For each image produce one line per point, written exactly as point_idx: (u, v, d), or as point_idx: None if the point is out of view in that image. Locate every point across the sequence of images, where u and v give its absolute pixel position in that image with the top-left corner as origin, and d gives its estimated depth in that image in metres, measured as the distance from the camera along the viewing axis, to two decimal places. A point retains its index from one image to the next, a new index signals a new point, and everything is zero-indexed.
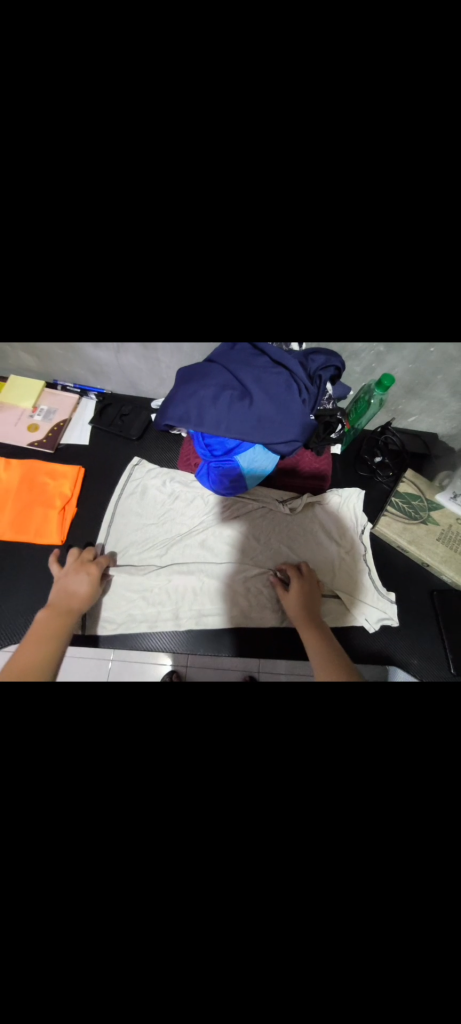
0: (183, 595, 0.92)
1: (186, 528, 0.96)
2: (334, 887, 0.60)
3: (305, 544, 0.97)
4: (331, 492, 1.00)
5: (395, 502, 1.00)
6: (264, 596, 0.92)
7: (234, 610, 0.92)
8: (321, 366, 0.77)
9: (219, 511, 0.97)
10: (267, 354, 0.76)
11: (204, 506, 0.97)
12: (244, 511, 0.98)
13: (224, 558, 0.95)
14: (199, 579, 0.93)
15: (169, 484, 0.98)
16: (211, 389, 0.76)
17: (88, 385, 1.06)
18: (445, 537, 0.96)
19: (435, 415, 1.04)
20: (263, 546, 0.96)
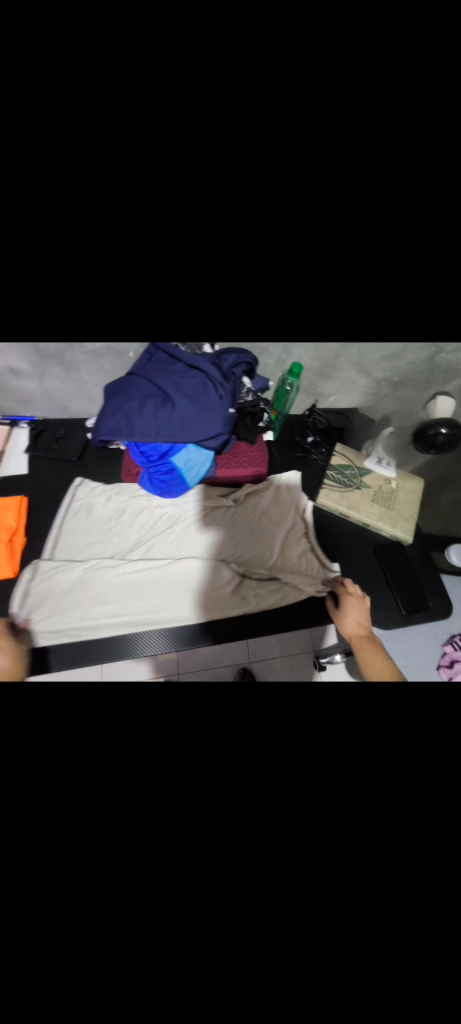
0: (139, 599, 0.93)
1: (133, 539, 0.98)
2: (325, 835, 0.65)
3: (251, 533, 1.03)
4: (268, 482, 1.07)
5: (331, 474, 1.10)
6: (214, 588, 0.96)
7: (189, 603, 0.94)
8: (233, 363, 0.84)
9: (166, 517, 1.01)
10: (182, 359, 0.82)
11: (149, 515, 1.00)
12: (190, 513, 1.02)
13: (176, 559, 0.97)
14: (154, 582, 0.94)
15: (114, 498, 1.00)
16: (136, 400, 0.81)
17: (17, 415, 1.05)
18: (377, 496, 1.08)
19: (349, 392, 1.16)
20: (212, 541, 1.01)
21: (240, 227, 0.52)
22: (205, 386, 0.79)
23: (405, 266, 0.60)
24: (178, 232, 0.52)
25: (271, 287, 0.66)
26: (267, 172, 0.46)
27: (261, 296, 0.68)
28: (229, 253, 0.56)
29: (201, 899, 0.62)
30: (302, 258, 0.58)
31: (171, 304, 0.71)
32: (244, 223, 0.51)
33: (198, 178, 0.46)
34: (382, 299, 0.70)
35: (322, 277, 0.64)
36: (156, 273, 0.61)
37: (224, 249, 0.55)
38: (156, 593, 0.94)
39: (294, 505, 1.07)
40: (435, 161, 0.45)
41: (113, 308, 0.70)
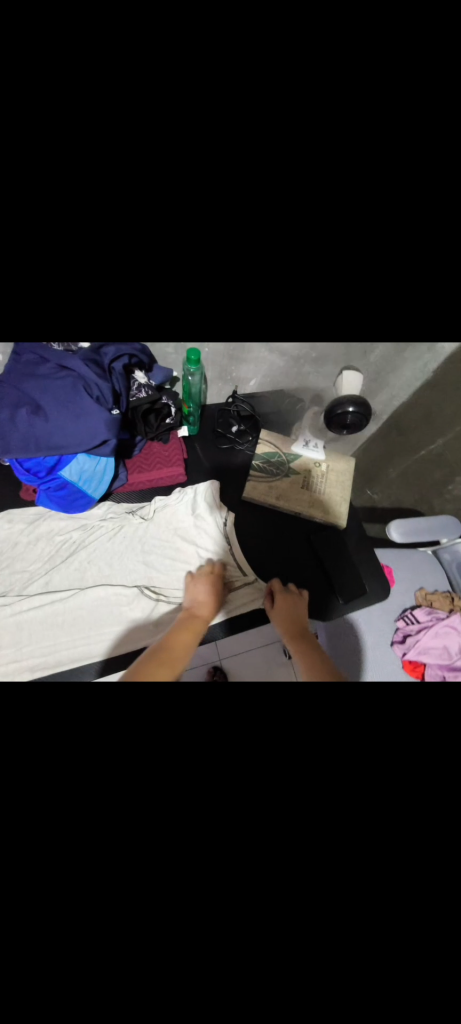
0: (38, 637, 0.84)
1: (34, 569, 0.89)
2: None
3: (165, 548, 0.95)
4: (183, 490, 0.99)
5: (257, 465, 1.04)
6: (123, 617, 0.87)
7: (100, 637, 0.85)
8: (113, 357, 0.76)
9: (70, 540, 0.92)
10: (51, 360, 0.72)
11: (49, 542, 0.91)
12: (95, 535, 0.92)
13: (82, 586, 0.88)
14: (55, 615, 0.85)
15: (10, 525, 0.91)
16: (6, 411, 0.71)
17: None
18: (307, 483, 1.04)
19: (269, 374, 1.09)
20: (118, 565, 0.92)
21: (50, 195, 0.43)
22: (77, 389, 0.69)
23: (287, 263, 0.55)
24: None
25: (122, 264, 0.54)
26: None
27: (111, 271, 0.56)
28: (51, 235, 0.47)
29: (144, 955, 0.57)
30: (151, 242, 0.50)
31: (18, 303, 0.60)
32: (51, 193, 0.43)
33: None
34: (258, 292, 0.65)
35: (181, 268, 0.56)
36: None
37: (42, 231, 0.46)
38: (58, 626, 0.85)
39: (214, 512, 0.98)
40: (247, 120, 0.40)
41: None
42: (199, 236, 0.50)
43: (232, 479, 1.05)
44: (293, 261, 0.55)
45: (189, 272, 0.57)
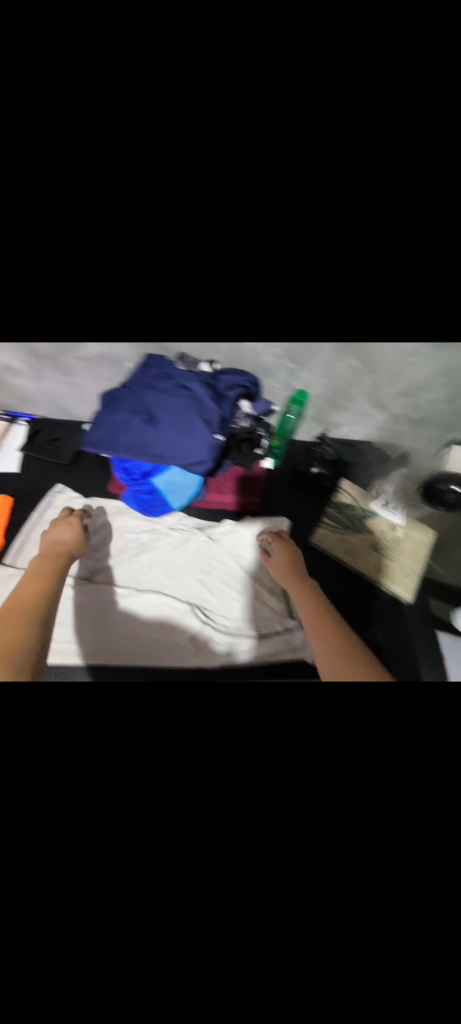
0: (86, 624, 0.87)
1: (99, 559, 0.94)
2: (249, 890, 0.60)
3: (221, 575, 0.93)
4: (255, 519, 0.98)
5: (332, 513, 1.03)
6: (165, 629, 0.87)
7: (139, 643, 0.86)
8: (230, 384, 0.79)
9: (139, 542, 0.95)
10: (175, 377, 0.76)
11: (119, 536, 0.96)
12: (161, 542, 0.95)
13: (137, 588, 0.91)
14: (107, 608, 0.88)
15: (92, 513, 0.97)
16: (124, 414, 0.77)
17: (17, 411, 1.04)
18: (379, 545, 0.98)
19: (364, 425, 1.06)
20: (177, 580, 0.92)
21: (233, 217, 0.46)
22: (193, 412, 0.74)
23: None
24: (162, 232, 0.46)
25: (275, 282, 0.57)
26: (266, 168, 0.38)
27: None
28: (222, 241, 0.50)
29: (104, 971, 0.57)
30: None
31: (164, 305, 0.65)
32: (231, 209, 0.46)
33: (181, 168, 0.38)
34: None
35: (325, 279, 0.56)
36: (147, 270, 0.56)
37: (211, 239, 0.49)
38: (106, 619, 0.88)
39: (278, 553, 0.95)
40: (410, 149, 0.41)
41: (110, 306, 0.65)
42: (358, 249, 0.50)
43: (302, 519, 1.02)
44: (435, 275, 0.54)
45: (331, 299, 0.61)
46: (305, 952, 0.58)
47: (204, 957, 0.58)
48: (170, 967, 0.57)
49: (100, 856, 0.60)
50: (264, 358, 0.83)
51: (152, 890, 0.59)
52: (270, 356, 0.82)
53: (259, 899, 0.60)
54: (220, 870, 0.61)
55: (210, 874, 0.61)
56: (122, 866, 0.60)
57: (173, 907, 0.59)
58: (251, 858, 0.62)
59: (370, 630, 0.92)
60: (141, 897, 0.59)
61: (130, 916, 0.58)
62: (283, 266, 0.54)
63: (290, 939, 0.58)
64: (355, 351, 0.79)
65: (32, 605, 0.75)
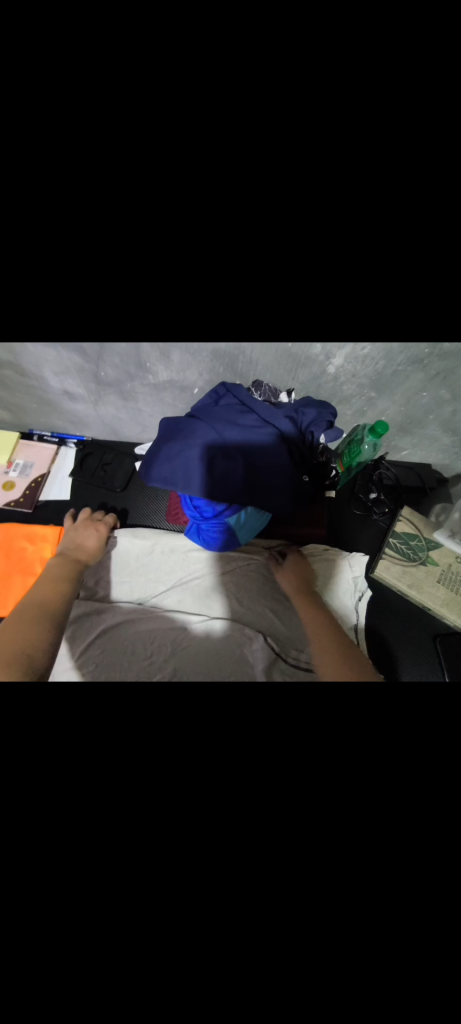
0: (161, 648, 0.80)
1: (169, 584, 0.90)
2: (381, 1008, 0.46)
3: (297, 604, 0.89)
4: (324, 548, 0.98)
5: (393, 543, 0.97)
6: (244, 654, 0.81)
7: (220, 663, 0.79)
8: (312, 420, 0.73)
9: (207, 569, 0.91)
10: (255, 412, 0.73)
11: (187, 563, 0.92)
12: (228, 571, 0.91)
13: (214, 614, 0.86)
14: (182, 629, 0.83)
15: (159, 541, 0.94)
16: (198, 448, 0.71)
17: (66, 433, 1.00)
18: (446, 578, 0.94)
19: (427, 448, 1.03)
20: (248, 606, 0.88)
21: (389, 250, 0.37)
22: (278, 451, 0.72)
23: None
24: (306, 274, 0.41)
25: (395, 316, 0.52)
26: (432, 235, 0.35)
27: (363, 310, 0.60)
28: (360, 276, 0.42)
29: None
30: None
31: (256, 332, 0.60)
32: (380, 240, 0.36)
33: (360, 199, 0.32)
34: None
35: (446, 312, 0.51)
36: (255, 309, 0.52)
37: (356, 271, 0.40)
38: (181, 640, 0.81)
39: (354, 584, 0.96)
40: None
41: (195, 328, 0.59)
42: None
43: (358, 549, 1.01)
44: None
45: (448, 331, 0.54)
46: None
47: None
48: None
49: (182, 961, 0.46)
50: (342, 385, 0.78)
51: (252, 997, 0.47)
52: (350, 383, 0.77)
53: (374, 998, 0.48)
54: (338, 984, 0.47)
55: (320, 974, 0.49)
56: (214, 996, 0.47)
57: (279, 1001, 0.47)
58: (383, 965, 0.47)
59: (419, 656, 0.91)
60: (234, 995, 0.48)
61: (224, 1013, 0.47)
62: (406, 304, 0.48)
63: None
64: (445, 379, 0.74)
65: (47, 609, 0.73)
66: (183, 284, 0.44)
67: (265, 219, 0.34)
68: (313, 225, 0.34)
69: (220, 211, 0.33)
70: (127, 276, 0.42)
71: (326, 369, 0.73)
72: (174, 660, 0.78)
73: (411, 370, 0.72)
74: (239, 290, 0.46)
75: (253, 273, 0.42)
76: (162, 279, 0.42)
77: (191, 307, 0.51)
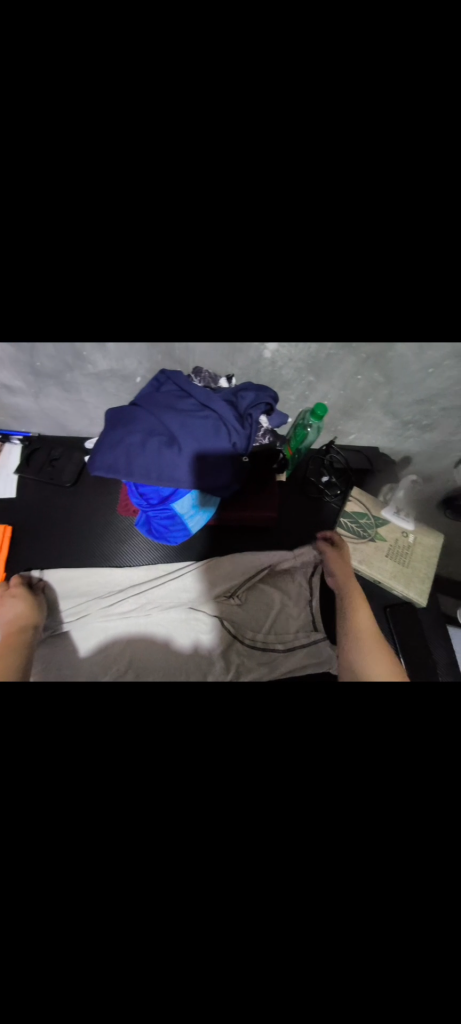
0: (118, 644, 0.83)
1: (123, 582, 0.89)
2: (313, 918, 0.53)
3: (253, 590, 0.94)
4: (279, 531, 1.02)
5: (345, 522, 1.01)
6: (199, 642, 0.85)
7: (177, 654, 0.83)
8: (251, 403, 0.75)
9: (162, 568, 0.92)
10: (193, 397, 0.74)
11: (142, 559, 0.93)
12: (186, 564, 0.94)
13: (171, 603, 0.88)
14: (138, 622, 0.85)
15: (113, 540, 0.93)
16: (138, 435, 0.71)
17: (10, 430, 0.97)
18: (393, 552, 0.99)
19: (372, 431, 1.08)
20: (205, 593, 0.91)
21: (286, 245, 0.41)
22: (218, 430, 0.71)
23: None
24: (206, 255, 0.43)
25: (312, 307, 0.56)
26: (324, 210, 0.36)
27: None
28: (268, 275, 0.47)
29: (157, 1008, 0.50)
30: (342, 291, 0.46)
31: (192, 327, 0.64)
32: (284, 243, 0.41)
33: (244, 197, 0.35)
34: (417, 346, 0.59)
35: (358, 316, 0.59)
36: (186, 306, 0.56)
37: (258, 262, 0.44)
38: (138, 634, 0.84)
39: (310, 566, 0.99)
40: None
41: (120, 314, 0.59)
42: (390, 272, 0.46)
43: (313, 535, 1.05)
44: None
45: (361, 311, 0.57)
46: (366, 970, 0.52)
47: (261, 987, 0.52)
48: (227, 1001, 0.52)
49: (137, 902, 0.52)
50: (281, 370, 0.81)
51: (206, 927, 0.52)
52: (288, 368, 0.81)
53: (312, 923, 0.53)
54: (276, 902, 0.54)
55: (260, 908, 0.54)
56: (163, 934, 0.51)
57: (228, 926, 0.53)
58: (310, 880, 0.55)
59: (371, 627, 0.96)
60: (191, 932, 0.52)
61: (179, 952, 0.52)
62: (312, 289, 0.51)
63: (349, 957, 0.52)
64: (375, 362, 0.79)
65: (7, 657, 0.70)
66: (90, 267, 0.44)
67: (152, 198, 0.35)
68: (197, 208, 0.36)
69: (106, 188, 0.34)
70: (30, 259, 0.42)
71: (262, 353, 0.76)
72: (132, 659, 0.81)
73: (342, 354, 0.76)
74: (150, 274, 0.47)
75: (158, 262, 0.44)
76: (67, 262, 0.43)
77: (109, 296, 0.52)
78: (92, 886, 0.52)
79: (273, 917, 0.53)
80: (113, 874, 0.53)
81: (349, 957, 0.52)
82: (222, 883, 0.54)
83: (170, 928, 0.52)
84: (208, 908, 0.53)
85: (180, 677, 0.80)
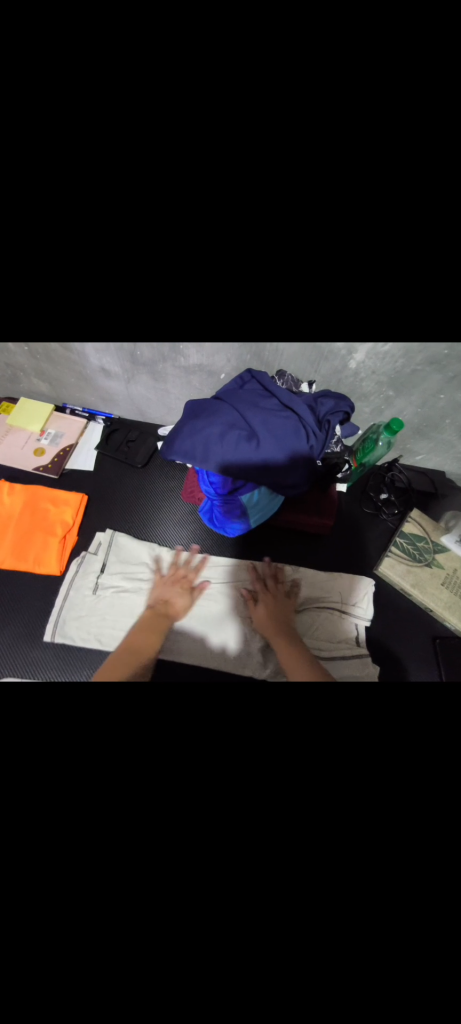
0: (166, 620, 0.88)
1: (175, 565, 0.94)
2: (343, 935, 0.51)
3: (301, 593, 0.94)
4: (330, 541, 1.02)
5: (400, 543, 0.99)
6: (240, 633, 0.89)
7: (219, 641, 0.88)
8: (329, 410, 0.77)
9: (213, 560, 0.96)
10: (276, 398, 0.77)
11: (195, 546, 0.97)
12: (234, 561, 0.96)
13: (218, 595, 0.92)
14: (187, 605, 0.90)
15: (173, 522, 0.99)
16: (219, 427, 0.76)
17: (96, 410, 1.07)
18: (450, 582, 0.94)
19: (442, 455, 1.04)
20: (253, 594, 0.93)
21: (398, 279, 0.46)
22: (297, 432, 0.74)
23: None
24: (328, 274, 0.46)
25: (413, 322, 0.56)
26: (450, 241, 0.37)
27: (393, 315, 0.56)
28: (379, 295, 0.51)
29: (159, 972, 0.51)
30: (451, 288, 0.43)
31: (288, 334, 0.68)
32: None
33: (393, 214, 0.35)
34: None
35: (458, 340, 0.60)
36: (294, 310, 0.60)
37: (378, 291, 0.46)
38: (185, 615, 0.89)
39: (362, 583, 0.97)
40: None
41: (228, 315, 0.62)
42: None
43: (365, 556, 1.02)
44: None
45: (451, 314, 0.51)
46: (379, 995, 0.50)
47: (270, 978, 0.51)
48: (234, 972, 0.52)
49: (160, 854, 0.53)
50: (362, 382, 0.82)
51: (223, 911, 0.52)
52: (370, 380, 0.81)
53: (334, 922, 0.52)
54: (306, 888, 0.53)
55: (286, 886, 0.53)
56: (187, 881, 0.53)
57: (245, 923, 0.52)
58: (338, 886, 0.53)
59: (417, 658, 0.91)
60: (207, 907, 0.52)
61: (191, 927, 0.52)
62: (416, 309, 0.51)
63: (368, 975, 0.50)
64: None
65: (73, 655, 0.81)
66: None
67: None
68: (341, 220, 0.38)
69: None
70: None
71: (348, 362, 0.77)
72: (175, 639, 0.87)
73: (429, 372, 0.76)
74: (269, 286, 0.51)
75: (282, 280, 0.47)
76: None
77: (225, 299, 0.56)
78: (121, 834, 0.54)
79: (297, 895, 0.52)
80: (149, 832, 0.54)
81: (374, 981, 0.50)
82: (245, 850, 0.55)
83: (195, 866, 0.53)
84: (226, 868, 0.54)
85: (219, 664, 0.86)
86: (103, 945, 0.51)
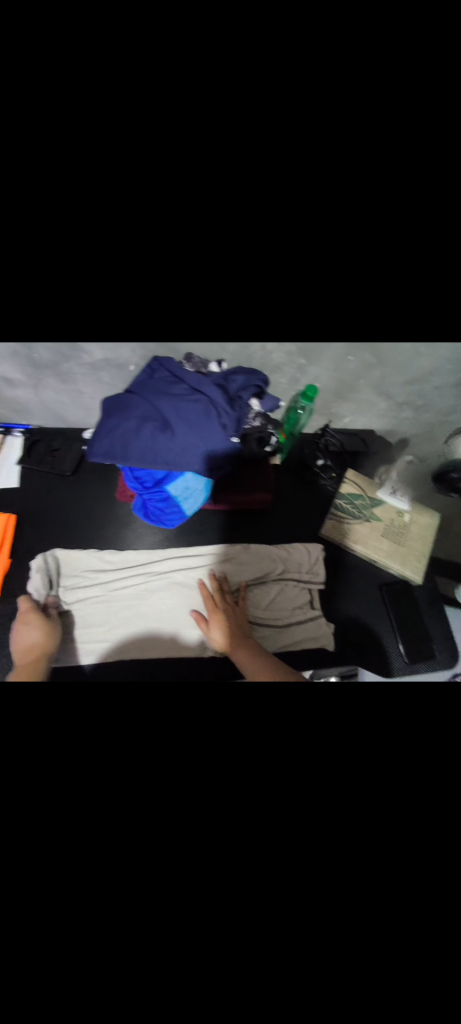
0: (123, 621, 0.88)
1: (126, 565, 0.93)
2: (320, 887, 0.55)
3: (253, 569, 0.96)
4: (276, 514, 1.04)
5: (339, 503, 1.03)
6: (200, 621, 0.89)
7: (181, 631, 0.88)
8: (241, 385, 0.77)
9: (163, 554, 0.95)
10: (186, 381, 0.75)
11: (144, 544, 0.96)
12: (186, 550, 0.96)
13: (174, 587, 0.92)
14: (143, 603, 0.89)
15: (116, 525, 0.97)
16: (132, 421, 0.74)
17: (12, 423, 1.01)
18: (388, 531, 1.02)
19: (367, 414, 1.08)
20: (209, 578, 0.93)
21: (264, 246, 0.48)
22: (209, 413, 0.72)
23: (411, 273, 0.51)
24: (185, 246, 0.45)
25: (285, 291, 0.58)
26: (291, 192, 0.39)
27: (272, 284, 0.55)
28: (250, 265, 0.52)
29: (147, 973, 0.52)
30: (319, 247, 0.45)
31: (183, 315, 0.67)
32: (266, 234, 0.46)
33: (218, 177, 0.37)
34: (394, 298, 0.59)
35: (343, 300, 0.63)
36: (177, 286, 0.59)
37: (234, 232, 0.43)
38: (143, 613, 0.89)
39: (311, 548, 1.01)
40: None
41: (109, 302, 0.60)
42: (351, 255, 0.47)
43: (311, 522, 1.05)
44: (411, 268, 0.51)
45: (334, 282, 0.54)
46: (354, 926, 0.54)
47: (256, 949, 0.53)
48: (222, 958, 0.52)
49: (131, 853, 0.54)
50: (271, 353, 0.83)
51: (211, 890, 0.53)
52: (278, 351, 0.82)
53: (308, 878, 0.55)
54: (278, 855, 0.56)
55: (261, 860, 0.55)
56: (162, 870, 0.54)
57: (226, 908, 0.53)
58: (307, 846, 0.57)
59: (369, 608, 0.97)
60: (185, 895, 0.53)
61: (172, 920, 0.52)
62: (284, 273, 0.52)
63: (342, 911, 0.54)
64: (366, 343, 0.80)
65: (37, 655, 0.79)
66: (80, 259, 0.46)
67: (129, 180, 0.36)
68: (170, 186, 0.37)
69: (88, 176, 0.36)
70: (19, 252, 0.44)
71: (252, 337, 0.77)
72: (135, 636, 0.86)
73: (331, 335, 0.78)
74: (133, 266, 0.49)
75: (139, 254, 0.46)
76: (55, 253, 0.45)
77: (98, 285, 0.54)
78: (90, 840, 0.55)
79: (270, 863, 0.55)
80: (119, 833, 0.56)
81: (348, 913, 0.54)
82: (218, 832, 0.57)
83: (169, 858, 0.54)
84: (199, 856, 0.55)
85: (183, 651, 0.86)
86: (88, 951, 0.51)
